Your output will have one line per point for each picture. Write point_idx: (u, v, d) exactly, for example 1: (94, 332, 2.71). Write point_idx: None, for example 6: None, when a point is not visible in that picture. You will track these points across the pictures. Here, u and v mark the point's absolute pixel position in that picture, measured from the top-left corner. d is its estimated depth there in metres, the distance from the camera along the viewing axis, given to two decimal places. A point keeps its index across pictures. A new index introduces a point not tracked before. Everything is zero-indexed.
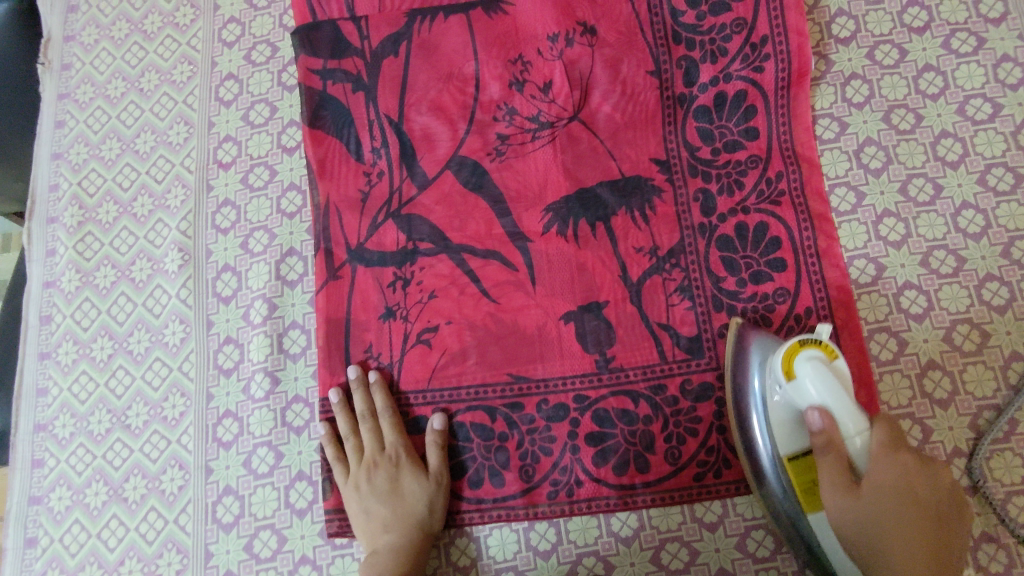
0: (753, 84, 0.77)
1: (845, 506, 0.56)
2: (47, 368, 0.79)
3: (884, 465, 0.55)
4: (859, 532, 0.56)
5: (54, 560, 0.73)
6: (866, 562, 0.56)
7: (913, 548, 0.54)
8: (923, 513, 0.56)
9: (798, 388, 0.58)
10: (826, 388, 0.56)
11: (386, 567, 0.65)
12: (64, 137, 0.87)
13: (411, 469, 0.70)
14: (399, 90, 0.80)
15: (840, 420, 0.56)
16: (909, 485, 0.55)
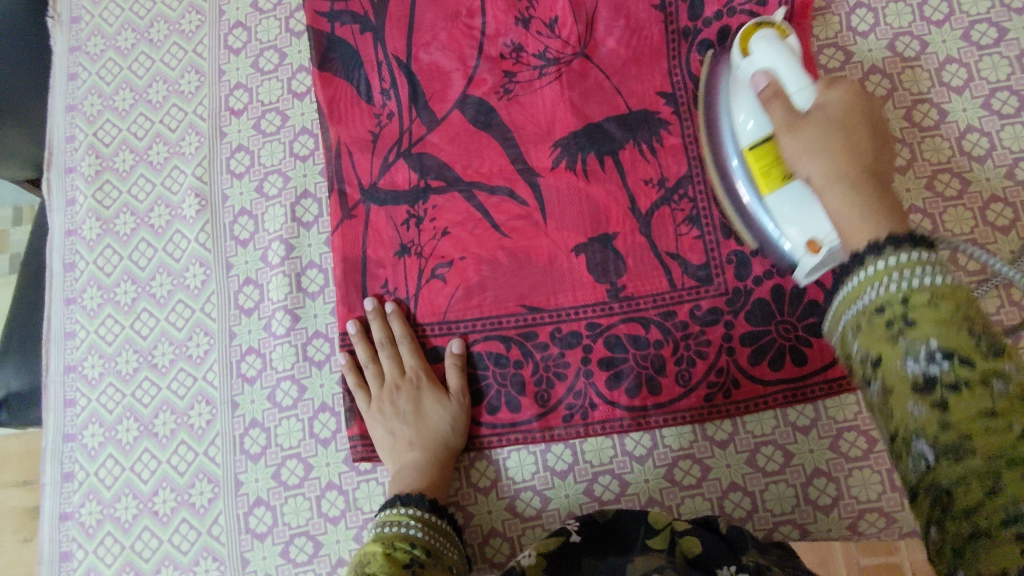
0: (757, 16, 0.77)
1: (800, 139, 0.53)
2: (74, 313, 0.82)
3: (838, 94, 0.54)
4: (813, 153, 0.51)
5: (91, 493, 0.76)
6: (823, 171, 0.50)
7: (863, 188, 0.48)
8: (875, 148, 0.51)
9: (750, 61, 0.62)
10: (767, 46, 0.60)
11: (413, 480, 0.69)
12: (78, 89, 0.88)
13: (431, 392, 0.73)
14: (406, 31, 0.81)
15: (772, 57, 0.59)
16: (856, 112, 0.53)
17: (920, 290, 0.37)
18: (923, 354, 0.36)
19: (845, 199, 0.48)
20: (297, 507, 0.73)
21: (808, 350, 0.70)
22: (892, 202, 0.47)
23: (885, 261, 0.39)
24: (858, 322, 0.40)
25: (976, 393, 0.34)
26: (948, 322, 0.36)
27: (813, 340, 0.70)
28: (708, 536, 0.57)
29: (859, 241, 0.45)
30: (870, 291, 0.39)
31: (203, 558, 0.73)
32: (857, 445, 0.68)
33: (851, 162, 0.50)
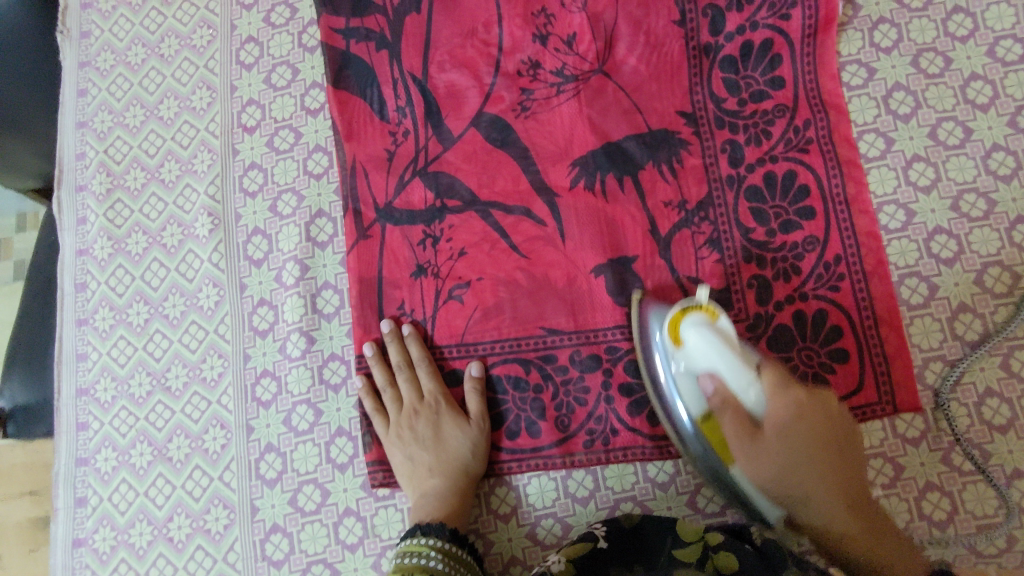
0: (779, 33, 0.76)
1: (757, 458, 0.60)
2: (85, 334, 0.80)
3: (790, 412, 0.60)
4: (777, 468, 0.60)
5: (105, 518, 0.75)
6: (802, 494, 0.61)
7: (825, 489, 0.61)
8: (824, 415, 0.62)
9: (687, 354, 0.62)
10: (707, 350, 0.60)
11: (434, 509, 0.68)
12: (87, 105, 0.87)
13: (451, 417, 0.72)
14: (422, 47, 0.80)
15: (715, 362, 0.60)
16: (807, 405, 0.61)
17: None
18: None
19: (837, 523, 0.60)
20: (315, 534, 0.72)
21: (832, 376, 0.69)
22: (863, 521, 0.60)
23: None
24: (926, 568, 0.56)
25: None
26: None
27: (838, 366, 0.69)
28: (739, 549, 0.59)
29: (857, 554, 0.59)
30: None
31: None
32: (884, 472, 0.67)
33: (803, 475, 0.61)
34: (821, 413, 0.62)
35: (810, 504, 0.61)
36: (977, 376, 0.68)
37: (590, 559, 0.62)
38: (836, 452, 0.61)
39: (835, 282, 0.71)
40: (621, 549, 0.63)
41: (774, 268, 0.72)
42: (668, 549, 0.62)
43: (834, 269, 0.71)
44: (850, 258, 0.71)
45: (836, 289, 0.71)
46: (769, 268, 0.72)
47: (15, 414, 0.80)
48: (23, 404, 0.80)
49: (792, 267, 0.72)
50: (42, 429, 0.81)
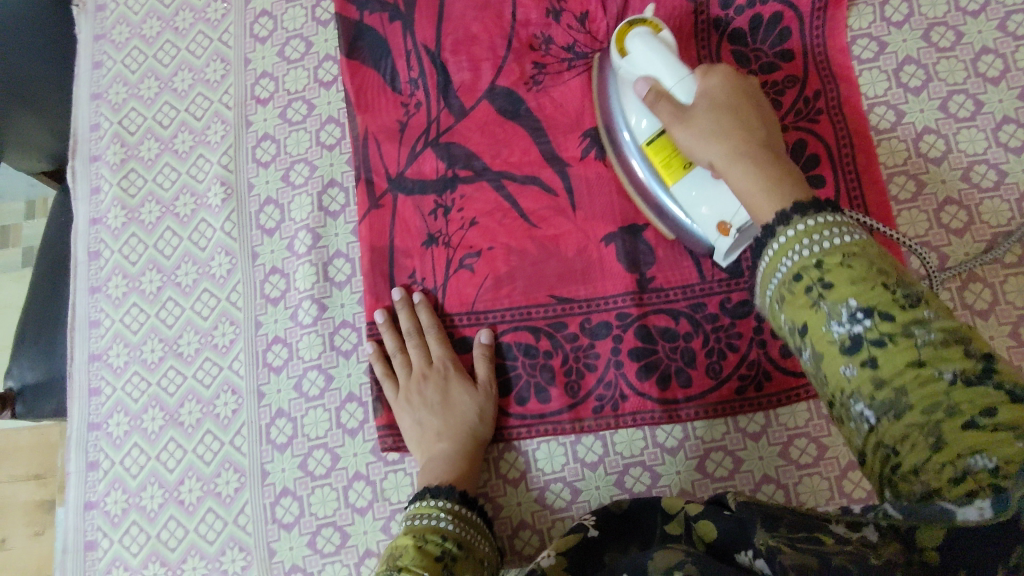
0: (790, 7, 0.77)
1: (689, 129, 0.58)
2: (98, 301, 0.81)
3: (719, 83, 0.60)
4: (706, 142, 0.57)
5: (116, 481, 0.76)
6: (721, 153, 0.55)
7: (745, 146, 0.55)
8: (760, 129, 0.57)
9: (631, 62, 0.65)
10: (649, 51, 0.63)
11: (442, 470, 0.68)
12: (102, 78, 0.88)
13: (460, 381, 0.72)
14: (435, 20, 0.81)
15: (654, 58, 0.63)
16: (737, 95, 0.59)
17: (846, 245, 0.43)
18: (844, 316, 0.41)
19: (748, 167, 0.53)
20: (325, 497, 0.72)
21: None
22: (785, 165, 0.52)
23: (807, 223, 0.45)
24: (778, 283, 0.46)
25: (899, 358, 0.39)
26: (869, 291, 0.41)
27: None
28: (716, 513, 0.50)
29: (770, 211, 0.49)
30: (788, 258, 0.45)
31: (230, 548, 0.72)
32: None
33: (738, 134, 0.56)
34: (754, 110, 0.59)
35: (737, 189, 0.53)
36: (986, 344, 0.69)
37: (583, 546, 0.57)
38: (767, 154, 0.54)
39: None
40: (610, 532, 0.60)
41: None
42: (658, 528, 0.59)
43: None
44: None
45: None
46: None
47: (23, 392, 0.90)
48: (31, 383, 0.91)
49: None
50: (48, 408, 0.90)
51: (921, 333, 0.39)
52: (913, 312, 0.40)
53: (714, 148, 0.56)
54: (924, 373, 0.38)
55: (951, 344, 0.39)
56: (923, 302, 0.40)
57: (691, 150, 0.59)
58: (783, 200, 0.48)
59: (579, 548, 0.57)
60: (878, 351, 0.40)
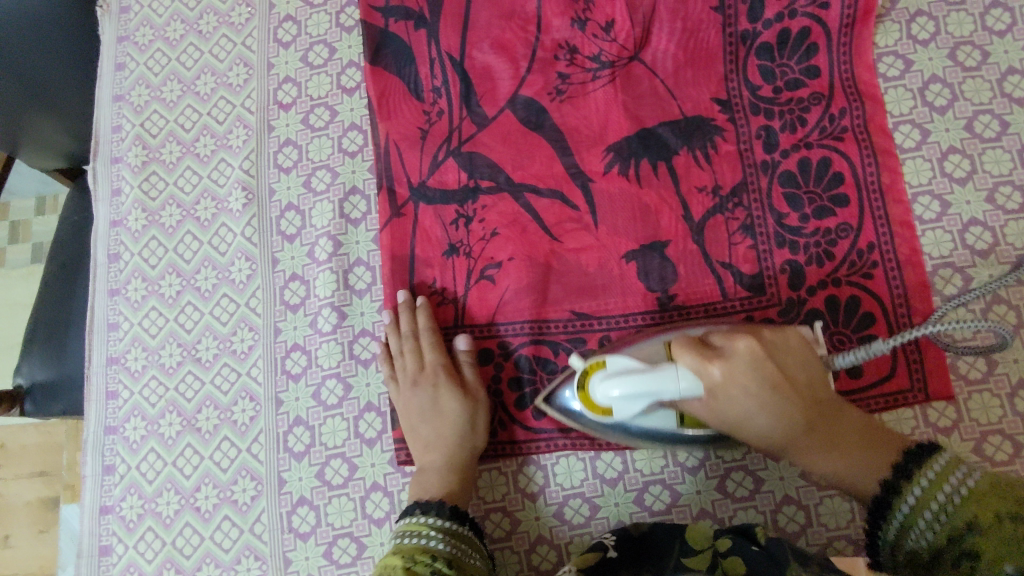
0: (818, 21, 0.76)
1: (736, 406, 0.59)
2: (117, 304, 0.81)
3: (745, 358, 0.59)
4: (756, 402, 0.59)
5: (132, 486, 0.76)
6: (783, 434, 0.60)
7: (799, 428, 0.59)
8: (806, 378, 0.60)
9: (617, 410, 0.59)
10: (621, 384, 0.57)
11: (434, 484, 0.67)
12: (125, 79, 0.88)
13: (450, 390, 0.72)
14: (460, 28, 0.81)
15: (619, 388, 0.57)
16: (763, 358, 0.59)
17: (954, 501, 0.50)
18: (968, 559, 0.48)
19: (842, 460, 0.59)
20: (341, 507, 0.72)
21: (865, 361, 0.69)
22: (813, 408, 0.60)
23: (930, 480, 0.52)
24: (926, 538, 0.51)
25: (988, 510, 0.48)
26: (983, 514, 0.48)
27: None
28: (747, 550, 0.58)
29: (868, 488, 0.57)
30: (927, 527, 0.51)
31: (246, 557, 0.72)
32: None
33: (788, 407, 0.59)
34: (784, 348, 0.61)
35: (832, 473, 0.59)
36: (1011, 367, 0.68)
37: (598, 567, 0.60)
38: (823, 413, 0.60)
39: (868, 270, 0.71)
40: (631, 554, 0.61)
41: (806, 253, 0.72)
42: (676, 555, 0.61)
43: (867, 257, 0.72)
44: (884, 247, 0.72)
45: (867, 276, 0.71)
46: (802, 253, 0.72)
47: (32, 390, 0.94)
48: (40, 381, 0.94)
49: (825, 253, 0.72)
50: (56, 407, 0.93)
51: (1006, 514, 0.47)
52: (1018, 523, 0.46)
53: (762, 417, 0.59)
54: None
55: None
56: (1019, 494, 0.48)
57: (743, 414, 0.59)
58: (867, 478, 0.57)
59: (594, 570, 0.59)
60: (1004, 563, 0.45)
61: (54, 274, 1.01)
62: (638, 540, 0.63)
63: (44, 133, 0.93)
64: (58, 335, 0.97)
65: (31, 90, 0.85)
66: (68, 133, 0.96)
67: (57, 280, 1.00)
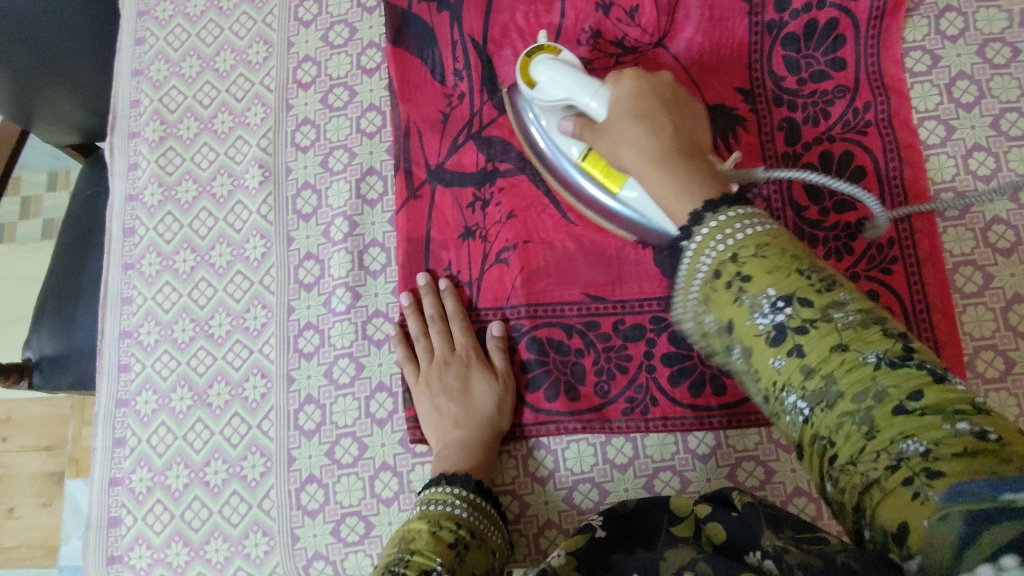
0: (845, 13, 0.75)
1: (627, 130, 0.56)
2: (132, 278, 0.81)
3: (627, 89, 0.58)
4: (628, 122, 0.57)
5: (142, 459, 0.76)
6: (640, 156, 0.54)
7: (683, 150, 0.54)
8: (690, 132, 0.56)
9: (540, 91, 0.66)
10: (552, 73, 0.65)
11: (459, 459, 0.67)
12: (144, 54, 0.88)
13: (480, 371, 0.72)
14: (483, 10, 0.80)
15: (554, 79, 0.64)
16: (661, 93, 0.58)
17: (751, 234, 0.44)
18: (767, 305, 0.41)
19: (665, 179, 0.51)
20: (350, 486, 0.72)
21: None
22: (688, 139, 0.55)
23: (738, 223, 0.45)
24: (705, 281, 0.45)
25: (821, 339, 0.39)
26: (775, 256, 0.42)
27: None
28: (728, 516, 0.50)
29: (679, 212, 0.49)
30: (711, 248, 0.45)
31: (254, 532, 0.72)
32: None
33: (665, 129, 0.55)
34: (687, 102, 0.59)
35: (656, 195, 0.52)
36: None
37: (591, 548, 0.55)
38: (683, 154, 0.53)
39: (887, 265, 0.71)
40: (620, 531, 0.58)
41: (825, 247, 0.72)
42: (664, 529, 0.57)
43: (886, 252, 0.71)
44: (904, 243, 0.71)
45: (887, 271, 0.70)
46: (820, 246, 0.72)
47: (40, 363, 0.94)
48: (48, 354, 0.94)
49: (844, 247, 0.72)
50: (64, 381, 0.94)
51: (838, 312, 0.40)
52: (827, 293, 0.40)
53: (628, 156, 0.56)
54: (853, 355, 0.38)
55: (866, 327, 0.39)
56: (835, 285, 0.41)
57: (617, 155, 0.58)
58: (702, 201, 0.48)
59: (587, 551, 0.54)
60: (799, 336, 0.40)
61: (66, 249, 1.01)
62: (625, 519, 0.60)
63: (60, 106, 0.93)
64: (69, 310, 0.97)
65: (45, 62, 0.85)
66: (82, 106, 0.96)
67: (68, 255, 1.00)
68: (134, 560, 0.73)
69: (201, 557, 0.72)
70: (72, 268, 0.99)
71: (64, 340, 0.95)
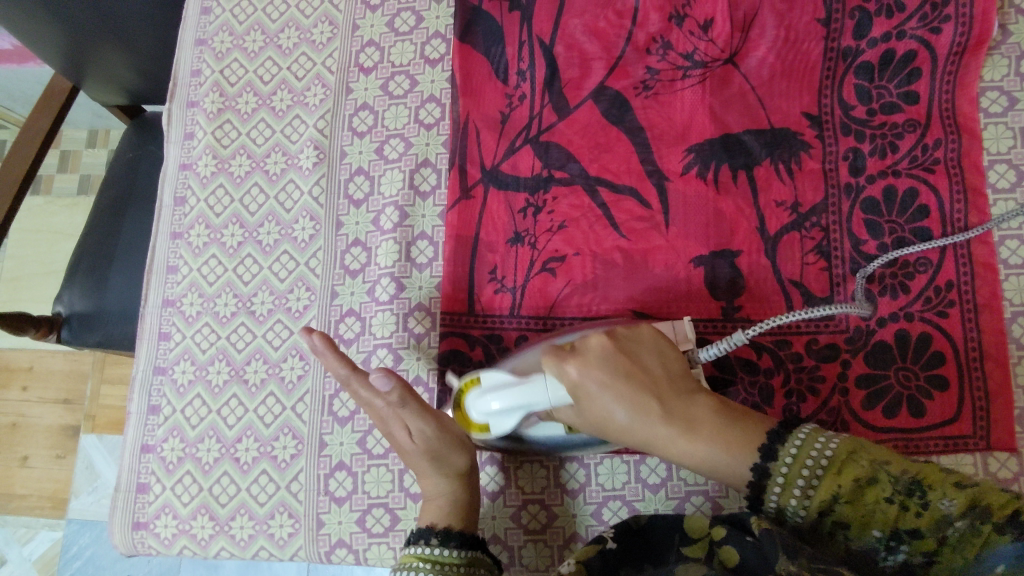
0: (925, 45, 0.73)
1: (640, 422, 0.56)
2: (178, 247, 0.82)
3: (586, 385, 0.56)
4: (609, 392, 0.56)
5: (175, 429, 0.76)
6: (673, 433, 0.55)
7: (708, 412, 0.56)
8: (661, 369, 0.59)
9: (489, 423, 0.62)
10: (495, 385, 0.60)
11: (439, 512, 0.65)
12: (209, 24, 0.88)
13: (400, 424, 0.65)
14: (555, 11, 0.79)
15: (493, 400, 0.60)
16: (622, 362, 0.58)
17: (824, 463, 0.49)
18: (877, 541, 0.49)
19: (705, 444, 0.54)
20: (379, 477, 0.72)
21: (929, 402, 0.67)
22: (679, 390, 0.57)
23: (797, 446, 0.51)
24: (794, 528, 0.50)
25: (914, 522, 0.47)
26: (846, 484, 0.48)
27: (935, 392, 0.67)
28: (742, 541, 0.51)
29: (744, 467, 0.53)
30: (799, 500, 0.50)
31: (279, 513, 0.72)
32: None
33: (654, 402, 0.56)
34: (648, 352, 0.60)
35: (709, 461, 0.54)
36: None
37: (603, 563, 0.55)
38: (682, 407, 0.56)
39: (943, 308, 0.69)
40: (629, 551, 0.57)
41: (881, 284, 0.70)
42: (674, 548, 0.56)
43: (944, 295, 0.69)
44: (963, 286, 0.69)
45: (942, 315, 0.69)
46: (876, 283, 0.71)
47: (71, 320, 0.95)
48: (79, 310, 0.95)
49: (900, 286, 0.70)
50: (91, 338, 0.95)
51: (945, 503, 0.46)
52: (930, 510, 0.47)
53: (624, 415, 0.56)
54: (961, 551, 0.47)
55: (973, 509, 0.46)
56: (929, 489, 0.47)
57: (607, 417, 0.57)
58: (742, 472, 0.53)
59: (598, 568, 0.55)
60: (911, 542, 0.48)
61: (106, 209, 1.01)
62: (638, 534, 0.58)
63: (108, 64, 0.94)
64: (99, 268, 0.97)
65: (105, 19, 0.86)
66: (130, 70, 0.97)
67: (108, 216, 1.01)
68: (159, 529, 0.74)
69: (225, 532, 0.73)
70: (111, 227, 1.00)
71: (96, 299, 0.96)
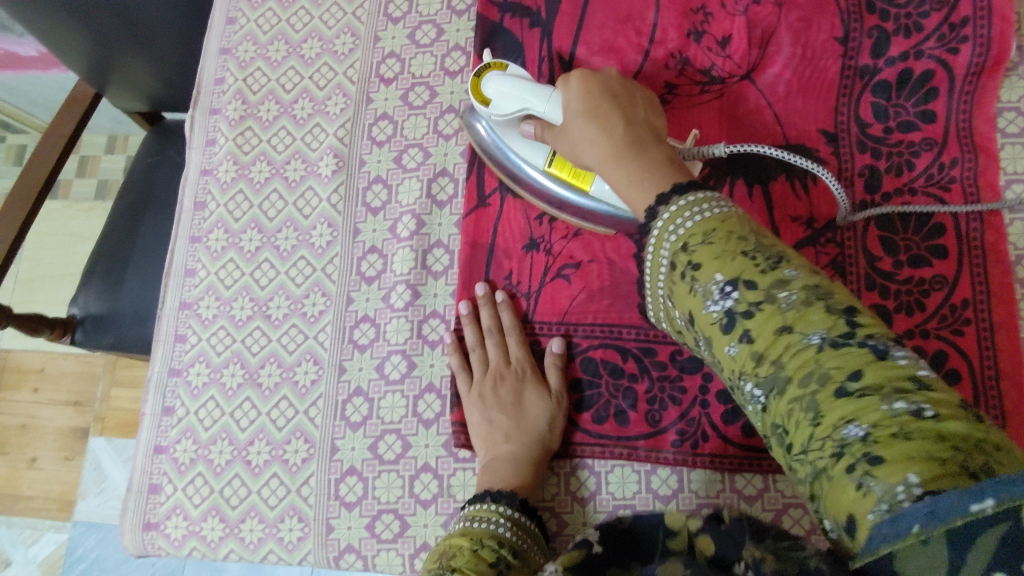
0: (943, 65, 0.74)
1: (581, 127, 0.58)
2: (197, 251, 0.83)
3: (574, 92, 0.59)
4: (587, 100, 0.58)
5: (188, 431, 0.77)
6: (604, 152, 0.55)
7: (661, 152, 0.54)
8: (645, 123, 0.57)
9: (494, 108, 0.67)
10: (506, 87, 0.65)
11: (515, 475, 0.66)
12: (234, 33, 0.89)
13: (534, 387, 0.70)
14: (574, 26, 0.80)
15: (503, 101, 0.66)
16: (610, 91, 0.59)
17: (709, 216, 0.45)
18: (717, 294, 0.43)
19: (629, 166, 0.53)
20: (390, 483, 0.72)
21: None
22: (638, 131, 0.56)
23: (685, 201, 0.47)
24: (665, 270, 0.48)
25: (795, 333, 0.39)
26: (717, 237, 0.44)
27: None
28: None
29: (642, 203, 0.51)
30: (676, 228, 0.47)
31: (289, 517, 0.73)
32: None
33: (615, 118, 0.56)
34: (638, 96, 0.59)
35: (625, 185, 0.53)
36: None
37: None
38: (644, 141, 0.55)
39: (959, 327, 0.69)
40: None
41: (896, 300, 0.70)
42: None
43: (960, 313, 0.69)
44: (979, 305, 0.69)
45: (958, 333, 0.69)
46: (891, 299, 0.70)
47: (85, 321, 0.96)
48: (94, 312, 0.96)
49: (916, 303, 0.70)
50: (106, 340, 0.96)
51: (783, 292, 0.41)
52: (775, 273, 0.41)
53: (592, 134, 0.57)
54: (795, 336, 0.39)
55: (815, 300, 0.40)
56: (785, 262, 0.42)
57: (577, 153, 0.59)
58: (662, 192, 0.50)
59: None
60: (747, 320, 0.41)
61: (125, 213, 1.03)
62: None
63: (132, 70, 0.95)
64: (116, 271, 0.98)
65: (130, 26, 0.88)
66: (155, 76, 0.98)
67: (126, 220, 1.02)
68: (169, 530, 0.74)
69: (235, 535, 0.73)
70: (128, 232, 1.01)
71: (112, 301, 0.97)
